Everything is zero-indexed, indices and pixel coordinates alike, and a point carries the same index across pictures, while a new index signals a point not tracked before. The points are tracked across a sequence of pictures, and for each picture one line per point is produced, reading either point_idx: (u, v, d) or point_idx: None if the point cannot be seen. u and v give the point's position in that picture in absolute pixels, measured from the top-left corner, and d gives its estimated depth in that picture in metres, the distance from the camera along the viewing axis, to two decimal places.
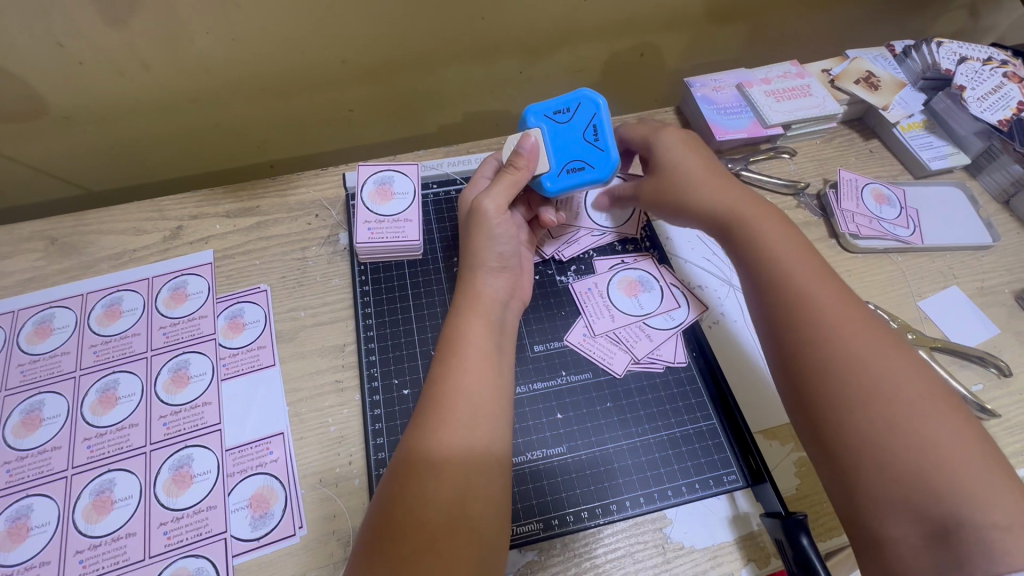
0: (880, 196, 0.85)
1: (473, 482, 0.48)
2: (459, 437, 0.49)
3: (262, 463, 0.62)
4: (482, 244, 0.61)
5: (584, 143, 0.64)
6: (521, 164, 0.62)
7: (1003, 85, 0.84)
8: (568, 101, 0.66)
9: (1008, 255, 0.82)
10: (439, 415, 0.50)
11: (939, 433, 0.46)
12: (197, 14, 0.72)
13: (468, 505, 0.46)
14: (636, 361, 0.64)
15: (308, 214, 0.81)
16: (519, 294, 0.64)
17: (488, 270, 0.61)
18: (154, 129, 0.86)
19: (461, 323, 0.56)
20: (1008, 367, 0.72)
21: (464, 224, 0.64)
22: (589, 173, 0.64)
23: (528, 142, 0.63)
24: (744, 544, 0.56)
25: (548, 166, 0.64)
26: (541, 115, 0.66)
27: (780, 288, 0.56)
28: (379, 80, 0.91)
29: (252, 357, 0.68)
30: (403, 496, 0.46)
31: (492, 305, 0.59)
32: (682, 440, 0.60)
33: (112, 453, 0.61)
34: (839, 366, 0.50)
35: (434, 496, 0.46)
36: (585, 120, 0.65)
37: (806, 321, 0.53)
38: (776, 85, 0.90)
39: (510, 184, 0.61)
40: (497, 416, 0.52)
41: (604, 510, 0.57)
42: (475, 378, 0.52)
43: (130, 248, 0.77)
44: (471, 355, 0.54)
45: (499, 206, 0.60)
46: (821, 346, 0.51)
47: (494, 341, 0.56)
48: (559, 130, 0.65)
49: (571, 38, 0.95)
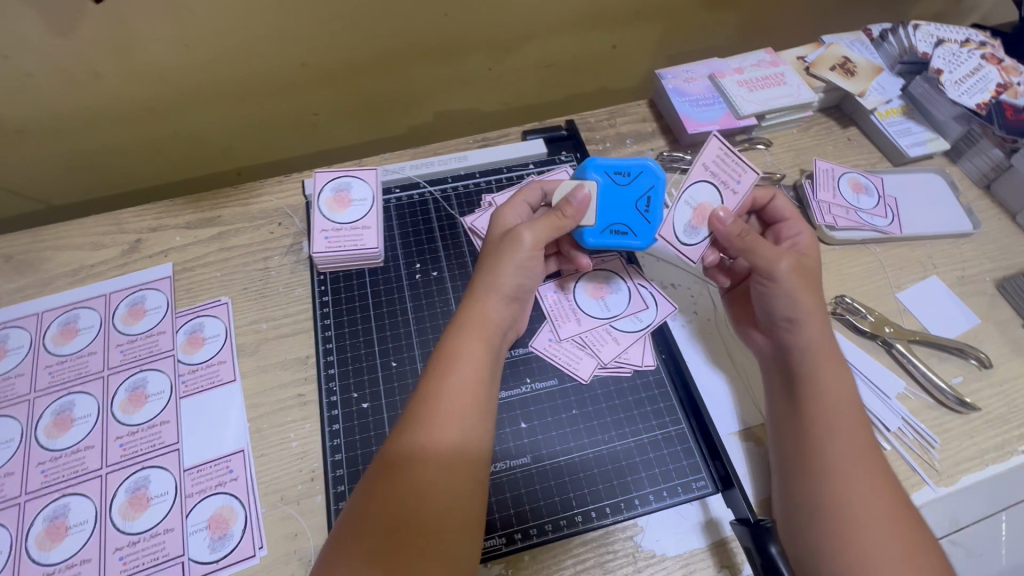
0: (858, 185, 0.82)
1: (453, 503, 0.49)
2: (444, 456, 0.50)
3: (221, 483, 0.60)
4: (504, 267, 0.59)
5: (634, 210, 0.64)
6: (569, 212, 0.61)
7: (981, 67, 0.82)
8: (631, 166, 0.65)
9: (989, 242, 0.80)
10: (426, 435, 0.51)
11: (879, 547, 0.48)
12: (146, 22, 0.70)
13: (444, 525, 0.47)
14: (602, 365, 0.63)
15: (271, 222, 0.79)
16: (517, 327, 0.62)
17: (502, 295, 0.59)
18: (113, 140, 0.84)
19: (459, 341, 0.56)
20: (987, 358, 0.70)
21: (490, 245, 0.62)
22: (629, 239, 0.64)
23: (582, 194, 0.62)
24: (716, 551, 0.55)
25: (593, 221, 0.64)
26: (600, 168, 0.65)
27: (815, 384, 0.56)
28: (342, 82, 0.89)
29: (212, 373, 0.67)
30: (377, 512, 0.47)
31: (495, 329, 0.58)
32: (649, 446, 0.59)
33: (67, 477, 0.60)
34: (837, 464, 0.52)
35: (404, 512, 0.47)
36: (641, 188, 0.65)
37: (831, 423, 0.54)
38: (749, 75, 0.87)
39: (552, 229, 0.60)
40: (482, 436, 0.53)
41: (569, 521, 0.56)
42: (465, 399, 0.53)
43: (87, 264, 0.74)
44: (462, 374, 0.54)
45: (536, 244, 0.60)
46: (829, 445, 0.53)
47: (489, 361, 0.57)
48: (614, 189, 0.64)
49: (540, 33, 0.93)
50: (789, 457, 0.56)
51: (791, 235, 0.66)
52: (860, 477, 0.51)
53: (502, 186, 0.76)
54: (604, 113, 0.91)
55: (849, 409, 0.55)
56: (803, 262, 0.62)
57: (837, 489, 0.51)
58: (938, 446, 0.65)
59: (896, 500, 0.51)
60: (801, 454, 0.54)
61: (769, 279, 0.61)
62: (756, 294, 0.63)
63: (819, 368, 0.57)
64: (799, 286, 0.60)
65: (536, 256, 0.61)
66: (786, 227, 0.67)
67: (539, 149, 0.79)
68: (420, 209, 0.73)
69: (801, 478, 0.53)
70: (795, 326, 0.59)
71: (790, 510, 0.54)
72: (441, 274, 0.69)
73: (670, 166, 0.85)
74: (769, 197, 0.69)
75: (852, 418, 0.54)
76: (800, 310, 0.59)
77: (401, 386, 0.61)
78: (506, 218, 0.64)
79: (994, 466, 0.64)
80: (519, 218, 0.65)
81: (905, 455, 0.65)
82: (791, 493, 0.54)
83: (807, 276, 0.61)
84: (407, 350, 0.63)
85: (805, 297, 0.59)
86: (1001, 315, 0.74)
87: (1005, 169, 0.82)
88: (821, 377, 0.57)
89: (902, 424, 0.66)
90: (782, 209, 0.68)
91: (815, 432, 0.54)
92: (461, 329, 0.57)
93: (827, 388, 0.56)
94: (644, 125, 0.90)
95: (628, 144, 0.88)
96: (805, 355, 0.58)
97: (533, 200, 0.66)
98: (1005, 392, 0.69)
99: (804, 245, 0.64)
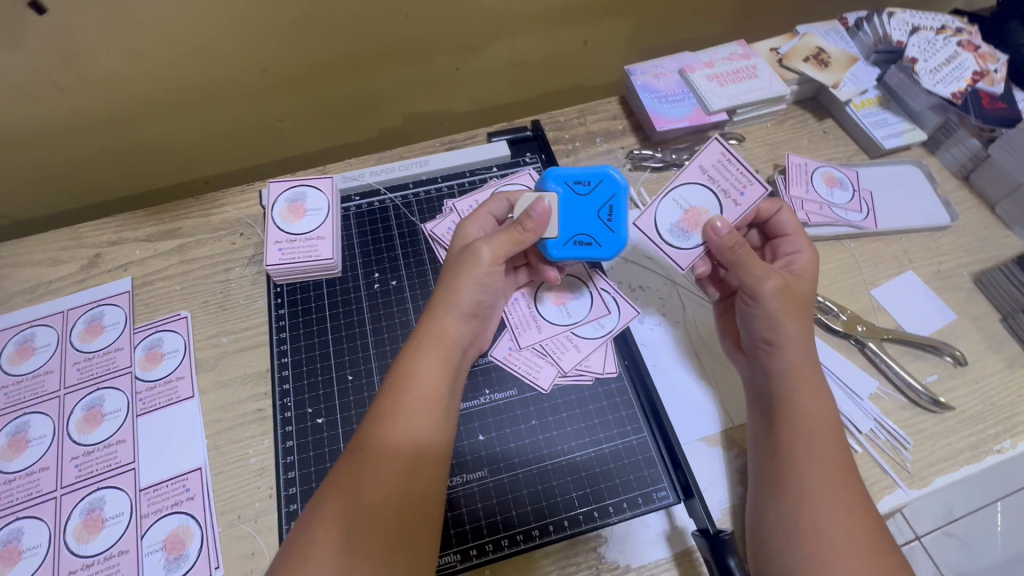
0: (831, 179, 0.80)
1: (404, 530, 0.48)
2: (394, 481, 0.49)
3: (177, 502, 0.59)
4: (462, 283, 0.57)
5: (596, 220, 0.62)
6: (530, 226, 0.58)
7: (957, 55, 0.79)
8: (591, 175, 0.62)
9: (967, 235, 0.78)
10: (378, 459, 0.49)
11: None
12: (93, 31, 0.68)
13: (393, 552, 0.46)
14: (562, 373, 0.64)
15: (232, 232, 0.77)
16: (479, 343, 0.62)
17: (460, 312, 0.57)
18: (71, 154, 0.83)
19: (415, 360, 0.55)
20: (963, 356, 0.68)
21: (450, 260, 0.60)
22: (593, 250, 0.61)
23: (543, 206, 0.59)
24: (681, 560, 0.56)
25: (555, 233, 0.61)
26: (561, 179, 0.62)
27: (792, 408, 0.53)
28: (304, 87, 0.87)
29: (170, 389, 0.66)
30: (324, 541, 0.46)
31: (453, 347, 0.57)
32: (609, 456, 0.60)
33: (21, 500, 0.59)
34: (812, 492, 0.50)
35: (351, 542, 0.45)
36: (604, 197, 0.62)
37: (808, 450, 0.51)
38: (720, 68, 0.84)
39: (512, 244, 0.58)
40: (437, 458, 0.52)
41: (526, 535, 0.56)
42: (419, 420, 0.52)
43: (44, 281, 0.73)
44: (417, 395, 0.53)
45: (494, 259, 0.57)
46: (805, 473, 0.51)
47: (446, 380, 0.55)
48: (573, 200, 0.62)
49: (506, 30, 0.90)
50: (766, 483, 0.53)
51: (790, 252, 0.61)
52: (836, 504, 0.49)
53: (464, 191, 0.77)
54: (574, 111, 0.88)
55: (823, 435, 0.52)
56: (795, 283, 0.56)
57: (812, 519, 0.49)
58: (910, 447, 0.64)
59: (858, 508, 0.49)
60: (778, 481, 0.52)
61: (755, 298, 0.56)
62: (743, 313, 0.58)
63: (800, 388, 0.54)
64: (785, 308, 0.55)
65: (496, 271, 0.58)
66: (786, 242, 0.61)
67: (503, 152, 0.79)
68: (380, 217, 0.75)
69: (778, 505, 0.51)
70: (775, 349, 0.55)
71: (762, 534, 0.52)
72: (400, 282, 0.71)
73: (640, 165, 0.83)
74: (774, 209, 0.63)
75: (830, 443, 0.52)
76: (783, 331, 0.55)
77: (356, 400, 0.63)
78: (468, 231, 0.62)
79: (969, 466, 0.63)
80: (482, 231, 0.62)
81: (877, 457, 0.63)
82: (766, 520, 0.52)
83: (797, 298, 0.56)
84: (363, 364, 0.66)
85: (789, 320, 0.55)
86: (979, 310, 0.72)
87: (983, 160, 0.79)
88: (800, 401, 0.53)
89: (874, 426, 0.65)
90: (785, 224, 0.62)
91: (790, 458, 0.52)
92: (419, 347, 0.55)
93: (805, 412, 0.53)
94: (615, 123, 0.87)
95: (598, 143, 0.85)
96: (785, 379, 0.54)
97: (499, 212, 0.64)
98: (981, 389, 0.67)
99: (802, 264, 0.59)
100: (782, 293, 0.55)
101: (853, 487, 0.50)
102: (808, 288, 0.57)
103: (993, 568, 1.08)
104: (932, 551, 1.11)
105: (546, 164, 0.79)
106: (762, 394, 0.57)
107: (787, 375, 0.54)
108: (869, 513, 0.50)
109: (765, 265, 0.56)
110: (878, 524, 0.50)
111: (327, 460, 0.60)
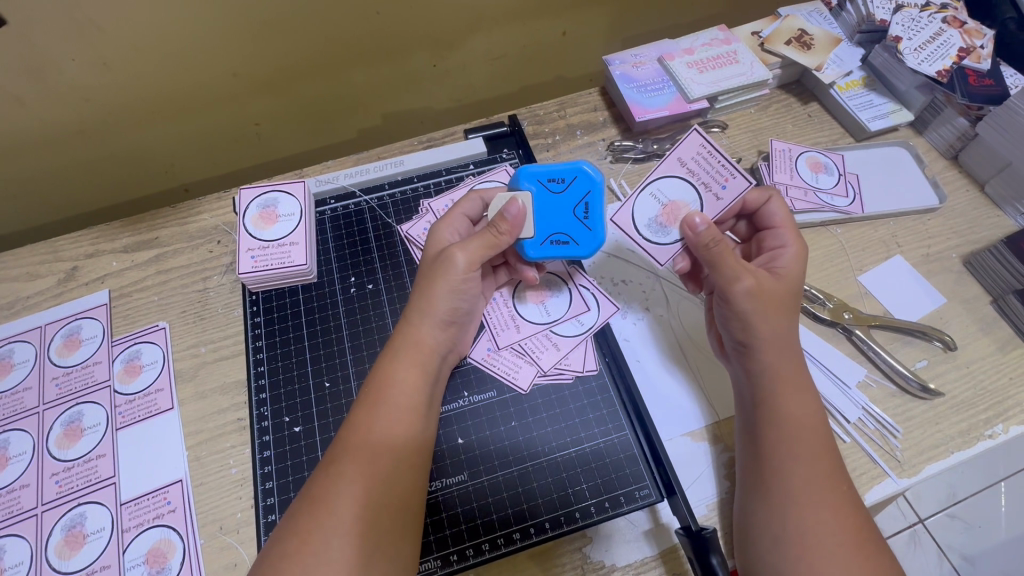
0: (816, 164, 0.78)
1: (383, 543, 0.46)
2: (373, 493, 0.47)
3: (159, 515, 0.59)
4: (436, 290, 0.56)
5: (573, 218, 0.60)
6: (504, 229, 0.56)
7: (942, 32, 0.77)
8: (566, 172, 0.60)
9: (957, 216, 0.76)
10: (354, 470, 0.48)
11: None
12: (55, 42, 0.67)
13: (371, 566, 0.45)
14: (542, 373, 0.64)
15: (209, 240, 0.76)
16: (458, 347, 0.61)
17: (437, 320, 0.56)
18: (44, 166, 0.82)
19: (392, 368, 0.54)
20: (953, 340, 0.67)
21: (426, 265, 0.59)
22: (571, 249, 0.60)
23: (517, 208, 0.57)
24: (667, 558, 0.55)
25: (531, 233, 0.59)
26: (534, 176, 0.60)
27: (775, 409, 0.52)
28: (278, 90, 0.86)
29: (149, 402, 0.65)
30: (297, 556, 0.44)
31: (432, 355, 0.56)
32: (591, 455, 0.60)
33: (3, 518, 0.59)
34: (799, 495, 0.49)
35: (326, 556, 0.44)
36: (579, 193, 0.60)
37: (792, 452, 0.50)
38: (700, 55, 0.82)
39: (487, 247, 0.56)
40: (415, 468, 0.51)
41: (507, 539, 0.56)
42: (396, 430, 0.51)
43: (22, 295, 0.72)
44: (394, 405, 0.52)
45: (469, 264, 0.56)
46: (789, 475, 0.50)
47: (424, 389, 0.54)
48: (548, 198, 0.60)
49: (481, 24, 0.88)
50: (751, 484, 0.52)
51: (775, 246, 0.58)
52: (821, 504, 0.48)
53: (441, 189, 0.77)
54: (553, 104, 0.87)
55: (807, 430, 0.51)
56: (773, 282, 0.54)
57: (799, 522, 0.48)
58: (900, 435, 0.63)
59: (841, 502, 0.49)
60: (763, 482, 0.51)
61: (731, 301, 0.54)
62: (720, 312, 0.57)
63: (783, 383, 0.53)
64: (760, 309, 0.53)
65: (470, 276, 0.57)
66: (772, 235, 0.59)
67: (479, 149, 0.78)
68: (356, 219, 0.75)
69: (764, 507, 0.50)
70: (753, 349, 0.54)
71: (750, 535, 0.51)
72: (376, 285, 0.71)
73: (620, 157, 0.81)
74: (762, 200, 0.61)
75: (816, 444, 0.51)
76: (764, 329, 0.53)
77: (333, 407, 0.64)
78: (441, 235, 0.60)
79: (960, 453, 0.62)
80: (456, 234, 0.61)
81: (865, 447, 0.62)
82: (753, 521, 0.51)
83: (776, 297, 0.54)
84: (340, 369, 0.66)
85: (765, 322, 0.53)
86: (969, 292, 0.71)
87: (971, 139, 0.77)
88: (783, 402, 0.52)
89: (863, 414, 0.64)
90: (773, 214, 0.60)
91: (772, 459, 0.51)
92: (396, 356, 0.54)
93: (788, 414, 0.52)
94: (595, 115, 0.85)
95: (578, 135, 0.84)
96: (767, 380, 0.53)
97: (473, 211, 0.62)
98: (972, 374, 0.66)
99: (785, 260, 0.56)
100: (757, 294, 0.53)
101: (840, 488, 0.49)
102: (789, 287, 0.55)
103: (996, 548, 1.07)
104: (935, 533, 1.10)
105: (523, 159, 0.79)
106: (746, 395, 0.56)
107: (769, 375, 0.53)
108: (852, 505, 0.49)
109: (739, 264, 0.54)
110: (862, 517, 0.49)
111: (305, 468, 0.61)
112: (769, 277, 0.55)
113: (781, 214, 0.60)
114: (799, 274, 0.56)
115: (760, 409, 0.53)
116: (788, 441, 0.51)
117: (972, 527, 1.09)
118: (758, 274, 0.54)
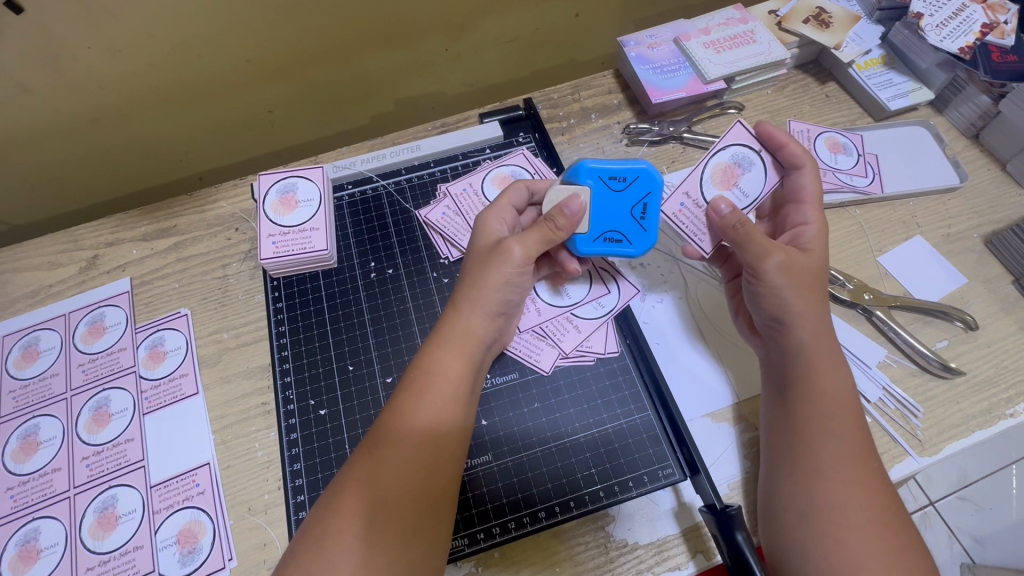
0: (835, 145, 0.77)
1: (421, 523, 0.47)
2: (410, 478, 0.48)
3: (188, 497, 0.60)
4: (481, 279, 0.56)
5: (629, 217, 0.60)
6: (562, 224, 0.56)
7: (965, 7, 0.74)
8: (630, 170, 0.59)
9: (976, 196, 0.75)
10: (390, 452, 0.49)
11: (862, 555, 0.46)
12: (69, 29, 0.66)
13: (405, 546, 0.46)
14: (565, 355, 0.64)
15: (227, 228, 0.76)
16: (500, 338, 0.61)
17: (486, 310, 0.56)
18: (61, 154, 0.82)
19: (436, 355, 0.54)
20: (974, 320, 0.66)
21: (472, 252, 0.59)
22: (623, 247, 0.60)
23: (577, 204, 0.57)
24: (689, 536, 0.56)
25: (585, 229, 0.60)
26: (594, 171, 0.59)
27: (812, 387, 0.52)
28: (290, 75, 0.85)
29: (174, 387, 0.66)
30: (336, 538, 0.45)
31: (477, 345, 0.56)
32: (613, 435, 0.60)
33: (37, 500, 0.60)
34: (830, 473, 0.49)
35: (363, 534, 0.45)
36: (639, 193, 0.60)
37: (822, 432, 0.50)
38: (716, 35, 0.81)
39: (542, 241, 0.57)
40: (454, 452, 0.52)
41: (532, 518, 0.57)
42: (437, 419, 0.51)
43: (46, 284, 0.73)
44: (437, 393, 0.52)
45: (525, 258, 0.56)
46: (818, 454, 0.50)
47: (468, 377, 0.55)
48: (606, 195, 0.60)
49: (496, 6, 0.87)
50: (783, 468, 0.52)
51: (797, 222, 0.58)
52: (851, 479, 0.48)
53: (458, 174, 0.77)
54: (567, 87, 0.86)
55: (840, 409, 0.51)
56: (800, 258, 0.54)
57: (825, 497, 0.48)
58: (921, 415, 0.63)
59: (863, 483, 0.49)
60: (793, 463, 0.51)
61: (762, 282, 0.54)
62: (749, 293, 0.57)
63: (818, 364, 0.53)
64: (791, 287, 0.53)
65: (520, 269, 0.57)
66: (796, 212, 0.58)
67: (496, 133, 0.78)
68: (373, 205, 0.75)
69: (793, 483, 0.50)
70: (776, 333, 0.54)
71: (775, 515, 0.51)
72: (396, 270, 0.71)
73: (637, 140, 0.81)
74: (797, 163, 0.59)
75: (846, 423, 0.51)
76: (790, 310, 0.53)
77: (359, 391, 0.64)
78: (490, 226, 0.60)
79: (981, 432, 0.62)
80: (504, 223, 0.61)
81: (886, 427, 0.63)
82: (781, 498, 0.51)
83: (807, 272, 0.54)
84: (363, 353, 0.66)
85: (796, 300, 0.53)
86: (990, 272, 0.70)
87: (993, 117, 0.76)
88: (815, 383, 0.52)
89: (883, 394, 0.64)
90: (803, 185, 0.59)
91: (803, 439, 0.51)
92: (440, 342, 0.55)
93: (824, 393, 0.52)
94: (610, 98, 0.85)
95: (593, 119, 0.83)
96: (799, 359, 0.53)
97: (519, 202, 0.63)
98: (992, 353, 0.66)
99: (809, 236, 0.56)
100: (789, 267, 0.53)
101: (870, 466, 0.50)
102: (817, 261, 0.55)
103: (1008, 530, 1.08)
104: (945, 515, 1.10)
105: (540, 143, 0.79)
106: (778, 374, 0.55)
107: (801, 354, 0.53)
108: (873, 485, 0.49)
109: (768, 241, 0.54)
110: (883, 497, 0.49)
111: (332, 450, 0.62)
112: (798, 252, 0.55)
113: (809, 188, 0.58)
114: (825, 249, 0.56)
115: (793, 388, 0.53)
116: (820, 421, 0.51)
117: (983, 508, 1.10)
118: (787, 249, 0.54)
